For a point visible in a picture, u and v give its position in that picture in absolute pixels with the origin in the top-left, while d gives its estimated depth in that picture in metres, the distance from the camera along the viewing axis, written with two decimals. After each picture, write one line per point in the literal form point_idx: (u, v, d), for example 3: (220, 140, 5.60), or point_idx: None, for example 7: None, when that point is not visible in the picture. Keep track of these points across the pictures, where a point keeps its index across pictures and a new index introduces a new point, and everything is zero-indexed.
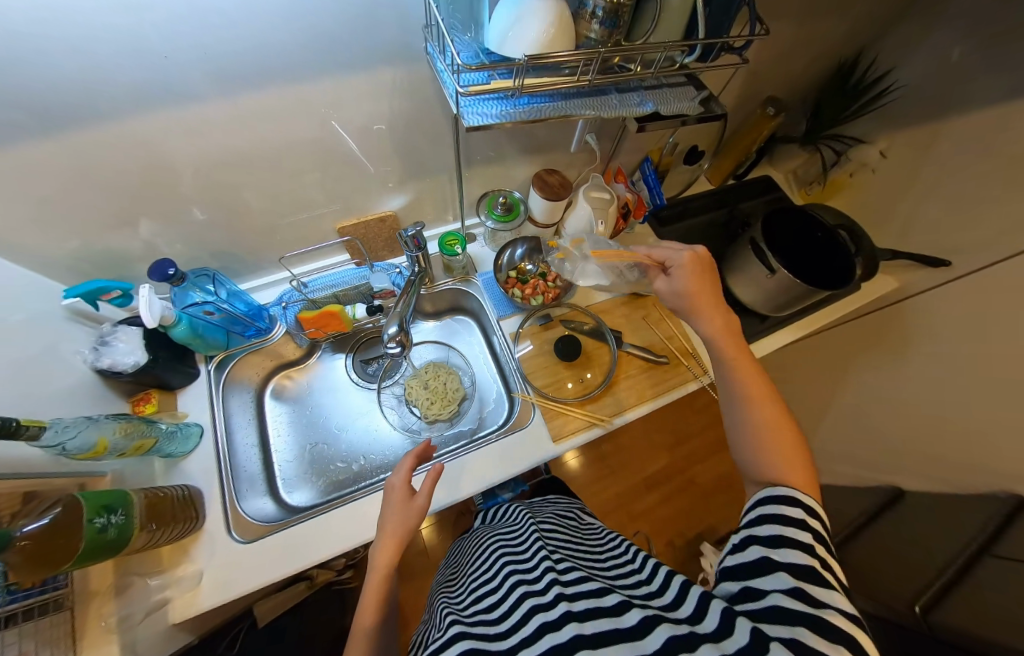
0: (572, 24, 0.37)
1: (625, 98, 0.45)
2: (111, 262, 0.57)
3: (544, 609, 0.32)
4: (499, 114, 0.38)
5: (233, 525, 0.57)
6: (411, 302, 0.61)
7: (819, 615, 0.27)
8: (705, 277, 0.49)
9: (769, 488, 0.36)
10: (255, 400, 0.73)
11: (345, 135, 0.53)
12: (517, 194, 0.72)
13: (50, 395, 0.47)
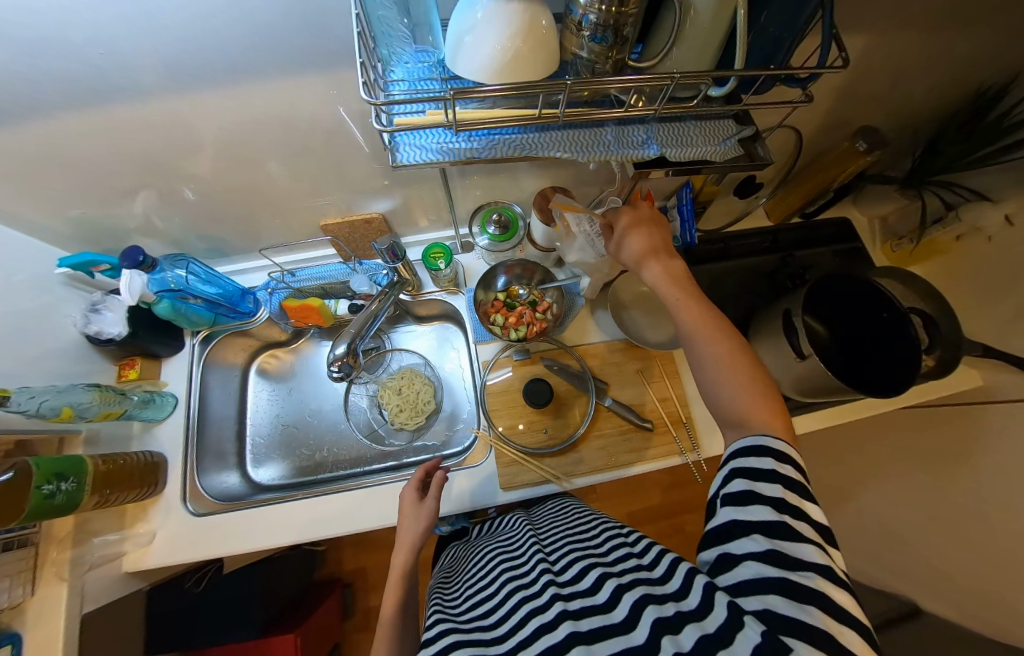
0: (550, 40, 0.29)
1: (624, 134, 0.35)
2: (107, 234, 0.60)
3: (539, 609, 0.31)
4: (441, 152, 0.32)
5: (189, 496, 0.62)
6: (373, 318, 0.59)
7: (792, 580, 0.25)
8: (653, 232, 0.43)
9: (746, 437, 0.31)
10: (239, 376, 0.76)
11: (317, 138, 0.49)
12: (516, 209, 0.63)
13: (35, 356, 0.52)
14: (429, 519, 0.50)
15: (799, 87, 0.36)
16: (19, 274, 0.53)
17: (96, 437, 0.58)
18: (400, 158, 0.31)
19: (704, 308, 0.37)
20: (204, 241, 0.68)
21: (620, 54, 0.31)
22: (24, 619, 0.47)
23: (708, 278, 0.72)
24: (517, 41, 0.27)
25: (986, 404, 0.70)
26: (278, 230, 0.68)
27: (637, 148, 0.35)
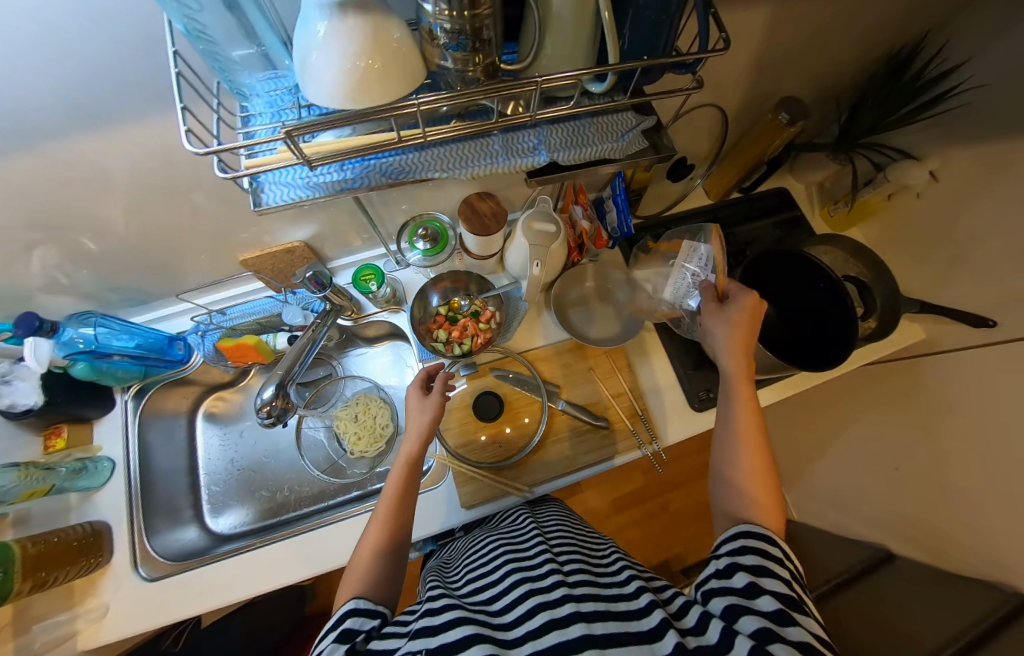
0: (402, 54, 0.26)
1: (512, 142, 0.34)
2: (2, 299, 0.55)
3: (549, 606, 0.30)
4: (311, 190, 0.31)
5: (141, 560, 0.59)
6: (306, 351, 0.56)
7: (803, 641, 0.24)
8: (751, 327, 0.44)
9: (743, 524, 0.34)
10: (183, 425, 0.72)
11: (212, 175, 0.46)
12: (442, 219, 0.61)
13: None
14: (428, 431, 0.48)
15: (689, 73, 0.34)
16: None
17: (27, 517, 0.56)
18: (261, 202, 0.30)
19: (756, 407, 0.42)
20: (119, 290, 0.63)
21: (487, 58, 0.29)
22: None
23: None
24: (367, 60, 0.24)
25: (929, 355, 0.72)
26: (201, 271, 0.64)
27: (527, 155, 0.33)
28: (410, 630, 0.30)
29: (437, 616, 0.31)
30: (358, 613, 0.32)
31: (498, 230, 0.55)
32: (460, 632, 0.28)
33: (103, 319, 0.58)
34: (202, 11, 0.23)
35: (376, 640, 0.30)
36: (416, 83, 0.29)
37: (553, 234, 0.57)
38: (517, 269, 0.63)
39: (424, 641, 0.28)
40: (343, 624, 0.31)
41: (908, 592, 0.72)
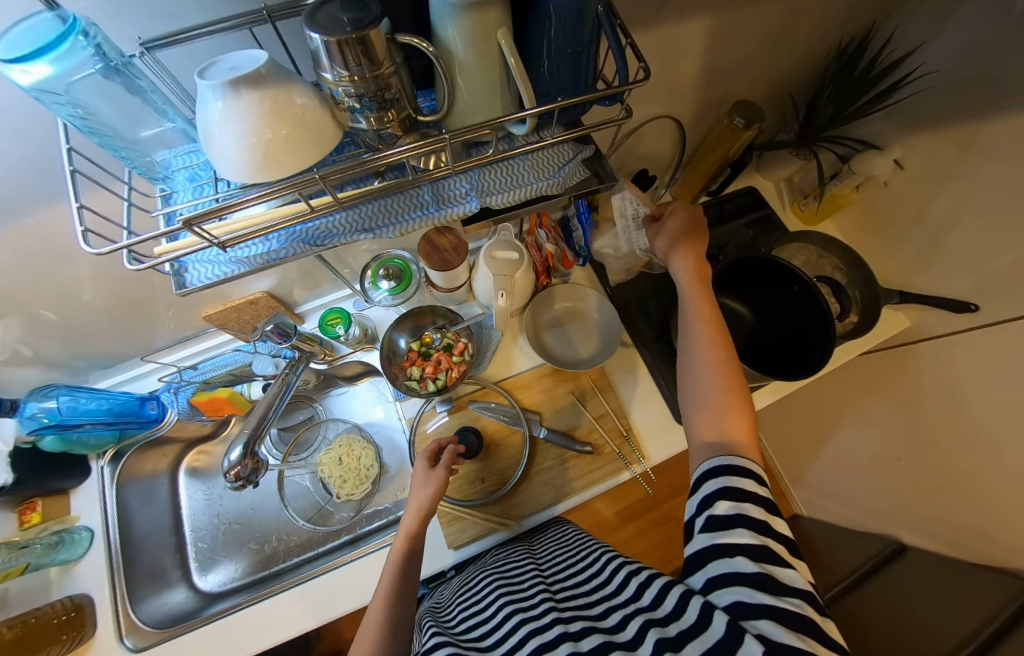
0: (313, 121, 0.26)
1: (442, 190, 0.34)
2: None
3: (540, 631, 0.32)
4: (238, 263, 0.31)
5: (126, 630, 0.58)
6: (276, 404, 0.54)
7: (779, 606, 0.24)
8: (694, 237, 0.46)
9: (713, 459, 0.32)
10: (165, 483, 0.71)
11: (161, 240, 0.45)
12: (403, 256, 0.60)
13: None
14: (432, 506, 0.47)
15: (616, 102, 0.34)
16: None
17: (4, 599, 0.55)
18: (185, 279, 0.30)
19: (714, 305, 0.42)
20: (89, 354, 0.63)
21: (400, 113, 0.29)
22: None
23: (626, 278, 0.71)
24: (274, 130, 0.24)
25: (915, 343, 0.71)
26: (170, 327, 0.64)
27: (458, 203, 0.34)
28: None
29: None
30: None
31: (460, 265, 0.55)
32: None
33: (69, 389, 0.57)
34: (88, 102, 0.23)
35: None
36: (329, 140, 0.28)
37: (516, 262, 0.56)
38: (486, 298, 0.62)
39: None
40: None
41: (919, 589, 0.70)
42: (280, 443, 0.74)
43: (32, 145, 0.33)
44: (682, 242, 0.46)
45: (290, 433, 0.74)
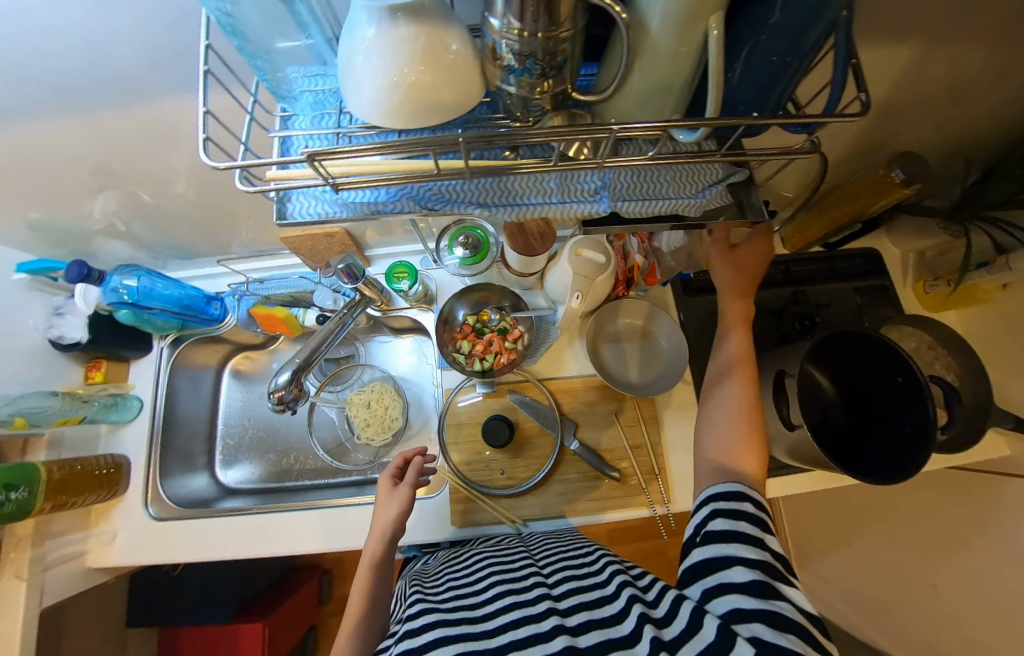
0: (463, 81, 0.23)
1: (570, 183, 0.31)
2: (73, 238, 0.59)
3: (533, 619, 0.34)
4: (349, 207, 0.30)
5: (150, 499, 0.64)
6: (327, 338, 0.55)
7: (770, 609, 0.29)
8: (739, 266, 0.50)
9: (720, 485, 0.38)
10: (212, 375, 0.76)
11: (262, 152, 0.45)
12: (486, 228, 0.58)
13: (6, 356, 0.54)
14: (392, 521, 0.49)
15: (803, 131, 0.29)
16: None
17: (60, 440, 0.60)
18: (288, 199, 0.30)
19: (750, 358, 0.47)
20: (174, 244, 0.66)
21: (556, 87, 0.26)
22: None
23: (704, 311, 0.65)
24: (417, 69, 0.21)
25: (1009, 475, 0.62)
26: (248, 238, 0.66)
27: (586, 200, 0.31)
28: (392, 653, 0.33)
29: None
30: None
31: (541, 253, 0.53)
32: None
33: (149, 271, 0.60)
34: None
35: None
36: (476, 96, 0.25)
37: (600, 266, 0.54)
38: (557, 295, 0.59)
39: None
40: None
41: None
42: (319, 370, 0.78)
43: (174, 32, 0.32)
44: (728, 268, 0.51)
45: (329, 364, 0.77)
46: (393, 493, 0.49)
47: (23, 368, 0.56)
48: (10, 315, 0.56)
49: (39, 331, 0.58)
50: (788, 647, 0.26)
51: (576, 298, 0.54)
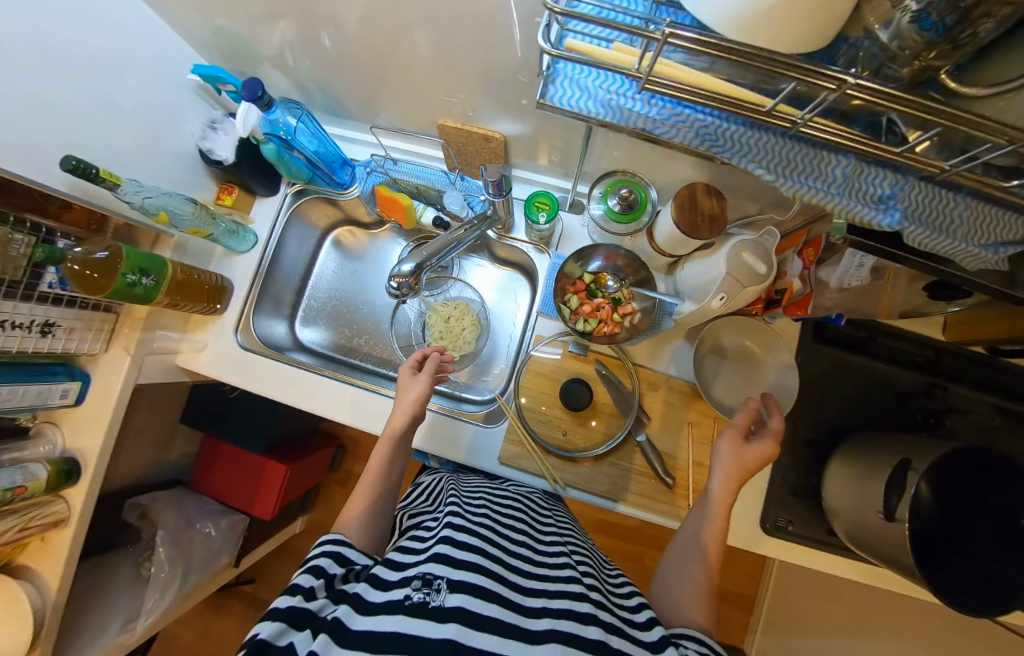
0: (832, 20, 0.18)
1: (854, 180, 0.26)
2: (239, 56, 0.58)
3: (572, 595, 0.37)
4: (622, 104, 0.24)
5: (240, 326, 0.70)
6: (451, 246, 0.54)
7: None
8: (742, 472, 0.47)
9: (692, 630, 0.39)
10: (317, 238, 0.81)
11: (472, 28, 0.41)
12: (651, 192, 0.54)
13: (154, 153, 0.57)
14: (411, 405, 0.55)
15: None
16: (157, 69, 0.56)
17: (185, 246, 0.64)
18: (554, 62, 0.24)
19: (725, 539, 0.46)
20: (323, 95, 0.64)
21: (934, 63, 0.21)
22: (96, 368, 0.61)
23: (821, 363, 0.60)
24: None
25: None
26: (396, 115, 0.63)
27: (870, 206, 0.25)
28: (435, 552, 0.37)
29: (455, 566, 0.35)
30: (331, 557, 0.38)
31: (706, 237, 0.49)
32: (472, 599, 0.32)
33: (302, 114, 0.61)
34: None
35: (382, 568, 0.37)
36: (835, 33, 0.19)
37: (758, 275, 0.49)
38: (689, 287, 0.56)
39: (450, 568, 0.34)
40: (334, 550, 0.39)
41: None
42: None
43: None
44: (732, 472, 0.47)
45: None
46: (412, 381, 0.54)
47: (168, 169, 0.59)
48: (170, 113, 0.58)
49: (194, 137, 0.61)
50: None
51: (720, 299, 0.50)
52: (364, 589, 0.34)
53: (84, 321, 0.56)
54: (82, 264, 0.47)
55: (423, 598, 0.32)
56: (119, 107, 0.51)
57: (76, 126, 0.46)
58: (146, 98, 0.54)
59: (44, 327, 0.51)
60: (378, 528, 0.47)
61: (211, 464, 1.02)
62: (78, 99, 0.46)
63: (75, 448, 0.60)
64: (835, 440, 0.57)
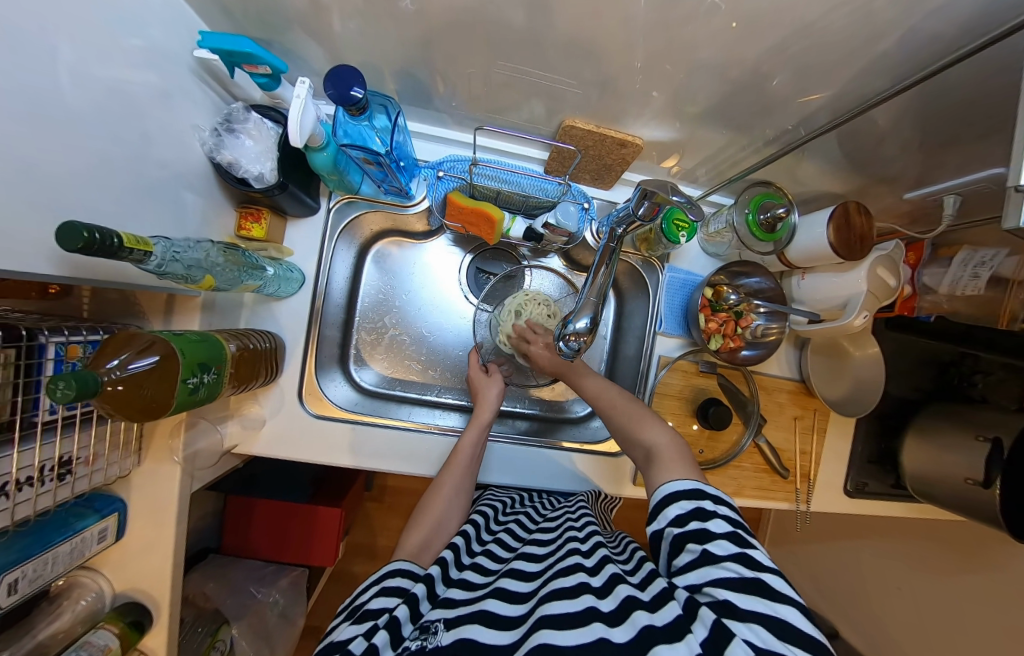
0: None
1: None
2: (269, 15, 0.40)
3: (569, 573, 0.37)
4: None
5: (304, 395, 0.57)
6: (609, 277, 0.50)
7: (760, 578, 0.30)
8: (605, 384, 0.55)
9: (673, 482, 0.37)
10: (356, 255, 0.64)
11: (671, 12, 0.32)
12: (795, 216, 0.52)
13: (150, 188, 0.38)
14: (495, 409, 0.60)
15: None
16: (153, 39, 0.35)
17: (213, 304, 0.49)
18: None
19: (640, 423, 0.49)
20: (384, 70, 0.48)
21: None
22: (128, 487, 0.45)
23: (893, 346, 0.68)
24: None
25: None
26: (484, 95, 0.51)
27: None
28: (439, 598, 0.36)
29: (454, 609, 0.34)
30: (381, 596, 0.33)
31: (860, 254, 0.48)
32: (472, 628, 0.31)
33: (399, 116, 0.47)
34: None
35: (404, 607, 0.32)
36: None
37: (891, 288, 0.51)
38: (809, 300, 0.57)
39: (444, 611, 0.34)
40: (379, 586, 0.35)
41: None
42: (478, 285, 0.72)
43: None
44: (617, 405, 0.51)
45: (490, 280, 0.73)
46: (489, 380, 0.62)
47: (156, 207, 0.39)
48: (146, 103, 0.36)
49: (201, 143, 0.43)
50: (778, 611, 0.27)
51: (861, 315, 0.49)
52: (385, 642, 0.28)
53: (105, 440, 0.39)
54: (119, 378, 0.29)
55: (420, 644, 0.30)
56: (71, 84, 0.27)
57: (19, 136, 0.23)
58: (113, 78, 0.31)
59: (60, 469, 0.34)
60: (447, 532, 0.46)
61: (244, 524, 0.87)
62: (18, 79, 0.22)
63: (130, 586, 0.46)
64: (914, 418, 0.67)
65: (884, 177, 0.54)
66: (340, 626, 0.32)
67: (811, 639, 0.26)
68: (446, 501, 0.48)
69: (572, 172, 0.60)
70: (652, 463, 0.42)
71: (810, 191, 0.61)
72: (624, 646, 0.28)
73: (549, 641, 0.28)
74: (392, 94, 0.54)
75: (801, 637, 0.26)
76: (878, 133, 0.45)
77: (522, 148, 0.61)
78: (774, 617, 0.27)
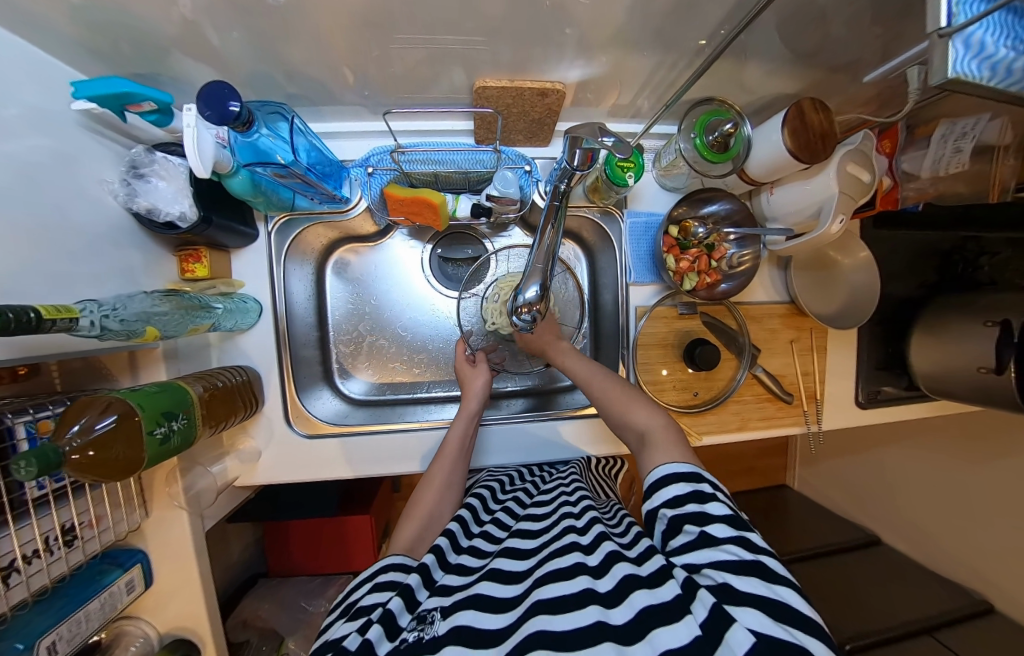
0: None
1: None
2: (138, 47, 0.37)
3: (563, 553, 0.37)
4: (1011, 65, 0.20)
5: (291, 417, 0.58)
6: (556, 237, 0.48)
7: (759, 560, 0.29)
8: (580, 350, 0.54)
9: (673, 462, 0.36)
10: (312, 270, 0.64)
11: None
12: (747, 128, 0.48)
13: (83, 260, 0.38)
14: (483, 396, 0.59)
15: None
16: (30, 103, 0.34)
17: (176, 352, 0.49)
18: (963, 21, 0.19)
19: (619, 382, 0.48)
20: (277, 74, 0.46)
21: None
22: (145, 538, 0.47)
23: (883, 246, 0.64)
24: None
25: None
26: (390, 77, 0.47)
27: None
28: (435, 584, 0.37)
29: (450, 596, 0.35)
30: (375, 591, 0.34)
31: (822, 154, 0.43)
32: (466, 614, 0.32)
33: (296, 118, 0.45)
34: None
35: (397, 599, 0.33)
36: None
37: (864, 182, 0.47)
38: (781, 216, 0.53)
39: (442, 598, 0.35)
40: (374, 582, 0.36)
41: (879, 565, 0.92)
42: (445, 275, 0.70)
43: None
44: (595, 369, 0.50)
45: (455, 266, 0.71)
46: (474, 371, 0.61)
47: (92, 278, 0.39)
48: (48, 174, 0.35)
49: (115, 197, 0.42)
50: (779, 595, 0.27)
51: (838, 220, 0.45)
52: (379, 636, 0.29)
53: (105, 501, 0.41)
54: (83, 444, 0.30)
55: (417, 635, 0.31)
56: None
57: None
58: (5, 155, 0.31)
59: (65, 537, 0.36)
60: (438, 522, 0.47)
61: (284, 545, 0.91)
62: None
63: (172, 624, 0.49)
64: (918, 316, 0.63)
65: (838, 65, 0.49)
66: (335, 624, 0.33)
67: (815, 623, 0.25)
68: (435, 491, 0.49)
69: (502, 136, 0.56)
70: (648, 446, 0.41)
71: (764, 97, 0.56)
72: (622, 629, 0.28)
73: (544, 629, 0.28)
74: (300, 99, 0.51)
75: (802, 620, 0.25)
76: (818, 17, 0.40)
77: (448, 123, 0.58)
78: (773, 599, 0.26)
